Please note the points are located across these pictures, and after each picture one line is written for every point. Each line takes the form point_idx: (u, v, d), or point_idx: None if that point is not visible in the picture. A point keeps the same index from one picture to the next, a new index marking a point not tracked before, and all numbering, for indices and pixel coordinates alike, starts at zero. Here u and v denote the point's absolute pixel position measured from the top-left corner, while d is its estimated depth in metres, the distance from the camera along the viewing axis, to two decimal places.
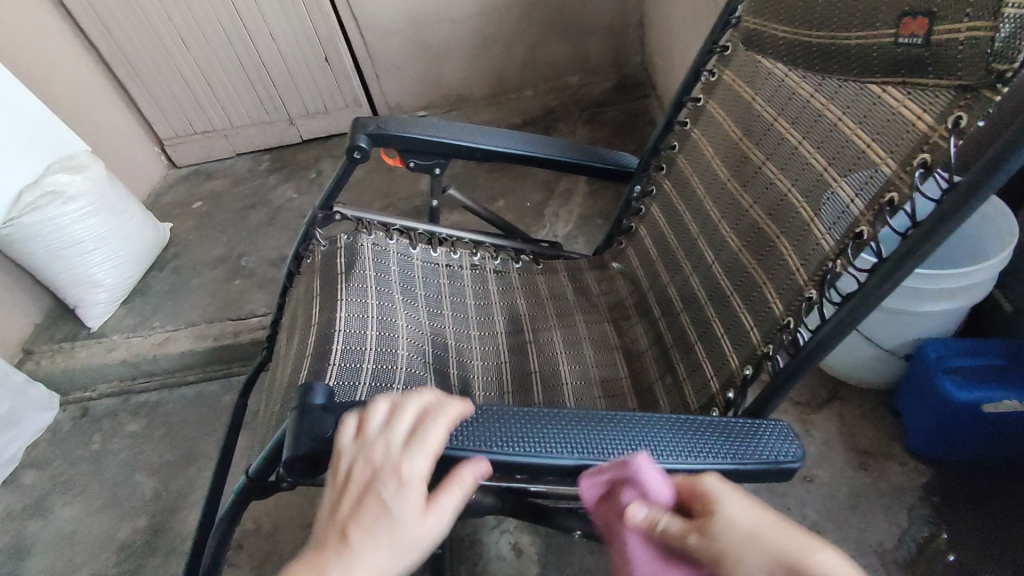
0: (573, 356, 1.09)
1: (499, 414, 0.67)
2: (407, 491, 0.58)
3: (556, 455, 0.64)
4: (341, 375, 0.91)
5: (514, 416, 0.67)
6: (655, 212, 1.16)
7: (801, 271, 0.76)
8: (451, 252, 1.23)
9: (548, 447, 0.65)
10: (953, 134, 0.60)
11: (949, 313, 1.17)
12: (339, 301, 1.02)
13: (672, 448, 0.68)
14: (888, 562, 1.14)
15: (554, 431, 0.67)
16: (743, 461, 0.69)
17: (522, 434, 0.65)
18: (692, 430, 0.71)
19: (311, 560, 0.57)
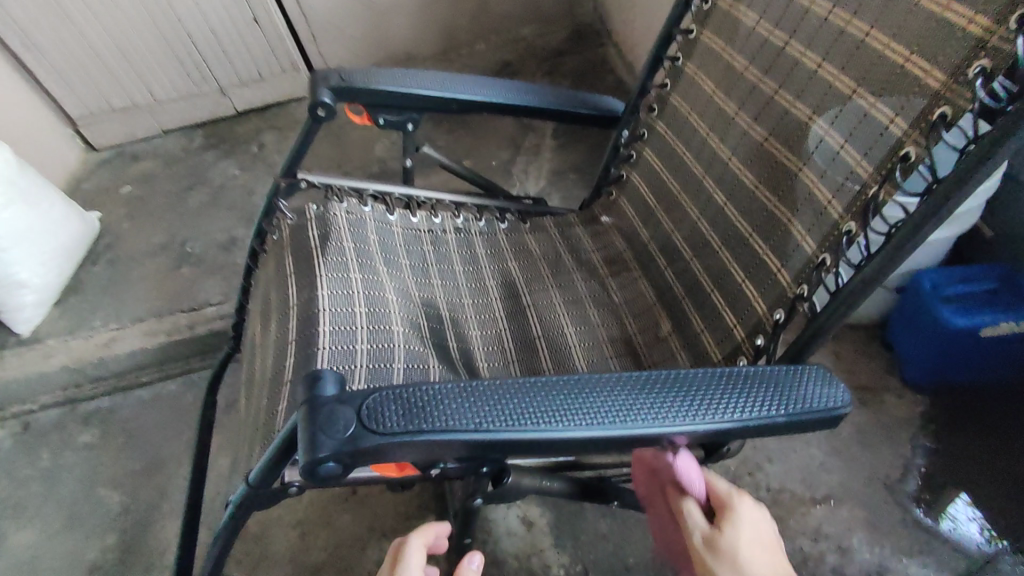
0: (578, 317, 1.03)
1: (535, 386, 0.60)
2: None
3: (602, 425, 0.58)
4: (335, 359, 0.82)
5: (550, 386, 0.60)
6: (648, 156, 1.08)
7: (834, 202, 0.70)
8: (432, 215, 1.13)
9: (593, 418, 0.58)
10: (1019, 33, 0.54)
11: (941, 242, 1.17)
12: (319, 279, 0.92)
13: (716, 406, 0.63)
14: (897, 492, 1.16)
15: (595, 399, 0.60)
16: (790, 410, 0.65)
17: (564, 406, 0.58)
18: (732, 383, 0.67)
19: None
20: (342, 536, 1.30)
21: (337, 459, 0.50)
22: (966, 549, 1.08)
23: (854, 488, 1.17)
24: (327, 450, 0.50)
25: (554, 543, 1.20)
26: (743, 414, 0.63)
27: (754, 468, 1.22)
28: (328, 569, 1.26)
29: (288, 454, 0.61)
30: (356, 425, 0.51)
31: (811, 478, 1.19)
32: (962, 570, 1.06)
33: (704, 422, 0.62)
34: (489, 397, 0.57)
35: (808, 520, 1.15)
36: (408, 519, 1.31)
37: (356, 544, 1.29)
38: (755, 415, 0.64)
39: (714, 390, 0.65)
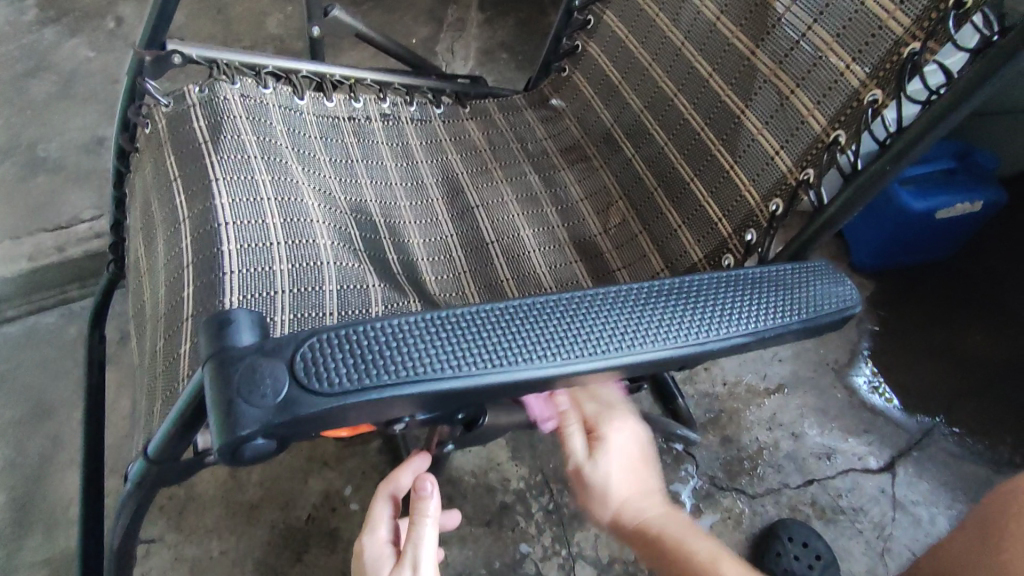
0: (535, 217, 0.89)
1: (525, 308, 0.45)
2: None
3: (614, 353, 0.45)
4: (248, 286, 0.66)
5: (544, 306, 0.46)
6: (611, 23, 0.92)
7: (854, 66, 0.61)
8: (352, 99, 0.92)
9: (601, 343, 0.45)
10: None
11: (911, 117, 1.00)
12: (215, 183, 0.72)
13: (735, 314, 0.52)
14: (845, 375, 1.18)
15: (601, 318, 0.46)
16: (811, 315, 0.55)
17: (562, 332, 0.45)
18: (750, 287, 0.55)
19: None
20: (278, 471, 1.18)
21: (267, 435, 0.36)
22: (905, 424, 1.13)
23: (805, 375, 1.18)
24: (249, 424, 0.36)
25: (512, 457, 1.14)
26: (767, 323, 0.53)
27: (710, 364, 1.19)
28: (266, 506, 1.15)
29: (203, 420, 0.47)
30: (290, 386, 0.37)
31: (766, 369, 1.19)
32: (903, 444, 1.11)
33: (727, 337, 0.50)
34: (465, 328, 0.42)
35: (763, 410, 1.15)
36: (351, 445, 1.21)
37: (295, 477, 1.18)
38: (775, 324, 0.53)
39: (732, 297, 0.53)
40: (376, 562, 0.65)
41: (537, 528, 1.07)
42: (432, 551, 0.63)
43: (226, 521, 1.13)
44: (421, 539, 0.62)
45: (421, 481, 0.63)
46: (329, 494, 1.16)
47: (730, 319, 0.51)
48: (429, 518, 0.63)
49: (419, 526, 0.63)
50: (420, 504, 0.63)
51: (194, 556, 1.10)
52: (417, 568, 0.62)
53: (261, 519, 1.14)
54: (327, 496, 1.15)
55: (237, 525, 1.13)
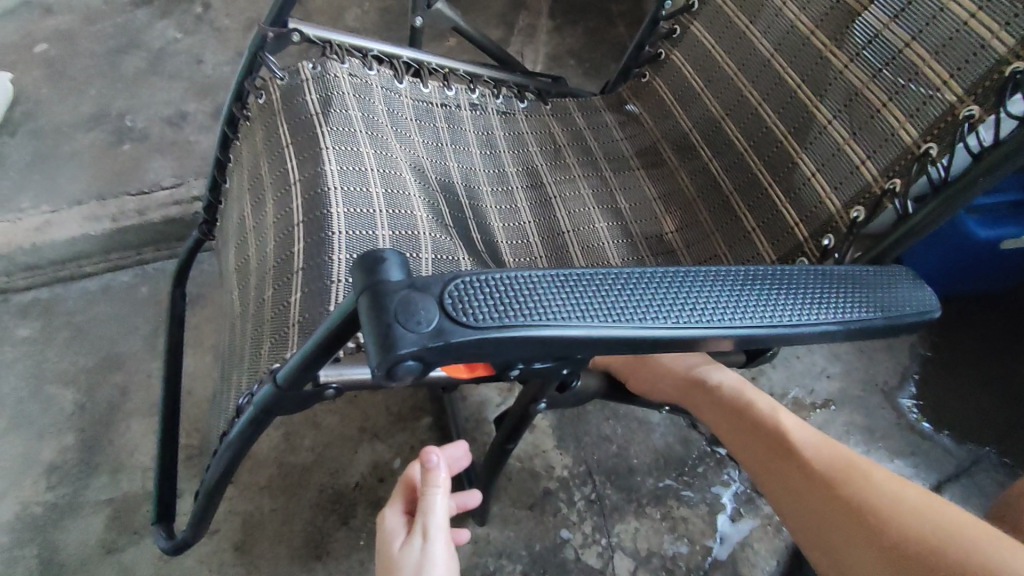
0: (609, 213, 0.93)
1: (639, 274, 0.49)
2: (407, 549, 0.72)
3: (719, 323, 0.49)
4: (355, 247, 0.71)
5: (655, 274, 0.49)
6: (697, 32, 0.96)
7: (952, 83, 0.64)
8: (445, 87, 0.97)
9: (707, 313, 0.49)
10: None
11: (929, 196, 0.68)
12: (326, 152, 0.78)
13: (823, 304, 0.55)
14: (894, 398, 1.19)
15: (706, 291, 0.50)
16: (894, 313, 0.58)
17: (672, 299, 0.48)
18: (839, 281, 0.58)
19: (429, 561, 0.71)
20: (330, 438, 1.23)
21: (419, 359, 0.40)
22: (953, 450, 1.13)
23: (854, 394, 1.19)
24: (407, 347, 0.40)
25: (557, 445, 1.17)
26: (853, 315, 0.56)
27: (758, 373, 1.21)
28: (317, 471, 1.19)
29: (331, 353, 0.51)
30: (442, 318, 0.41)
31: (814, 384, 1.20)
32: (950, 470, 1.11)
33: (818, 323, 0.53)
34: (588, 285, 0.46)
35: (809, 424, 1.16)
36: (401, 420, 1.24)
37: (347, 446, 1.22)
38: (860, 317, 0.56)
39: (822, 288, 0.56)
40: (392, 529, 0.76)
41: (578, 515, 1.10)
42: (442, 517, 0.74)
43: (278, 481, 1.18)
44: (432, 506, 0.74)
45: (431, 455, 0.77)
46: (378, 464, 1.20)
47: (820, 307, 0.55)
48: (439, 487, 0.75)
49: (432, 494, 0.75)
50: (432, 475, 0.76)
51: (248, 511, 1.15)
52: (430, 530, 0.73)
53: (312, 483, 1.18)
54: (376, 467, 1.19)
55: (289, 486, 1.18)
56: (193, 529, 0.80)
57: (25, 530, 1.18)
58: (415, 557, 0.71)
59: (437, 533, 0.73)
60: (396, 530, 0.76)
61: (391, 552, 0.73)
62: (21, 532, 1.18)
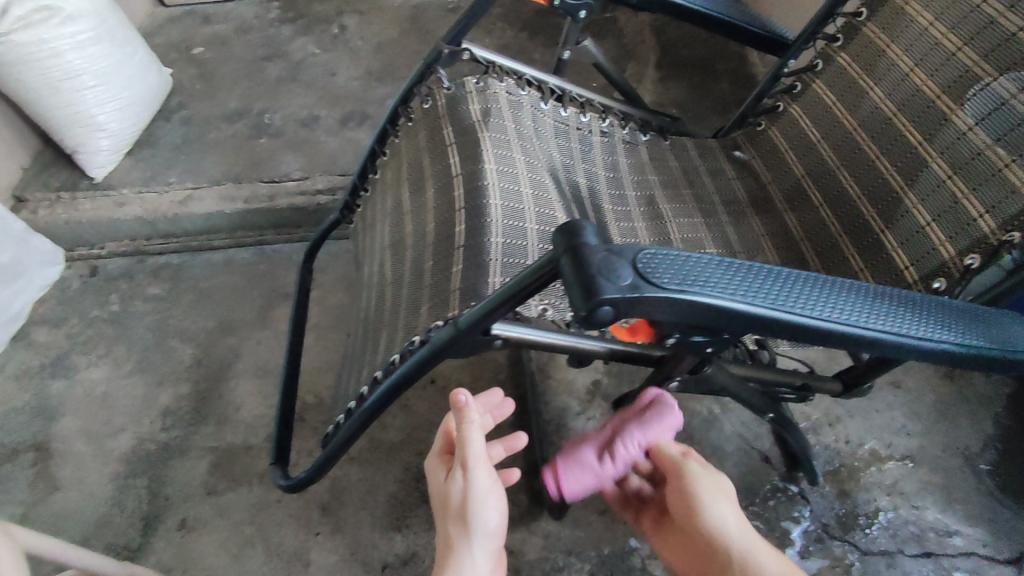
0: (720, 241, 1.01)
1: (788, 274, 0.57)
2: (453, 488, 0.78)
3: (856, 323, 0.56)
4: (508, 234, 0.80)
5: (801, 276, 0.58)
6: (818, 89, 1.04)
7: None
8: (580, 113, 1.08)
9: (846, 313, 0.56)
10: None
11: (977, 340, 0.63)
12: (485, 153, 0.89)
13: (944, 325, 0.61)
14: (975, 463, 1.19)
15: (844, 296, 0.58)
16: (1010, 346, 0.63)
17: (815, 298, 0.56)
18: (960, 310, 0.64)
19: (473, 493, 0.77)
20: (417, 421, 1.31)
21: (614, 307, 0.49)
22: None
23: (933, 453, 1.20)
24: (608, 295, 0.49)
25: None
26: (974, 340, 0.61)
27: (835, 420, 1.24)
28: (403, 450, 1.27)
29: (512, 307, 0.61)
30: (634, 276, 0.50)
31: (891, 438, 1.22)
32: None
33: (941, 339, 0.60)
34: (747, 274, 0.55)
35: (885, 476, 1.18)
36: None
37: (431, 431, 1.30)
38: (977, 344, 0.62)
39: (946, 313, 0.62)
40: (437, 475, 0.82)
41: None
42: (478, 451, 0.77)
43: (366, 454, 1.27)
44: (466, 445, 0.77)
45: (459, 396, 0.77)
46: None
47: (944, 328, 0.61)
48: (472, 425, 0.77)
49: (466, 433, 0.77)
50: (464, 414, 0.78)
51: (337, 476, 1.24)
52: (469, 466, 0.77)
53: (397, 460, 1.26)
54: None
55: (376, 460, 1.26)
56: (320, 467, 0.90)
57: (139, 462, 1.31)
58: (460, 490, 0.77)
59: (474, 469, 0.76)
60: (442, 474, 0.83)
61: (443, 483, 0.81)
62: (135, 464, 1.31)
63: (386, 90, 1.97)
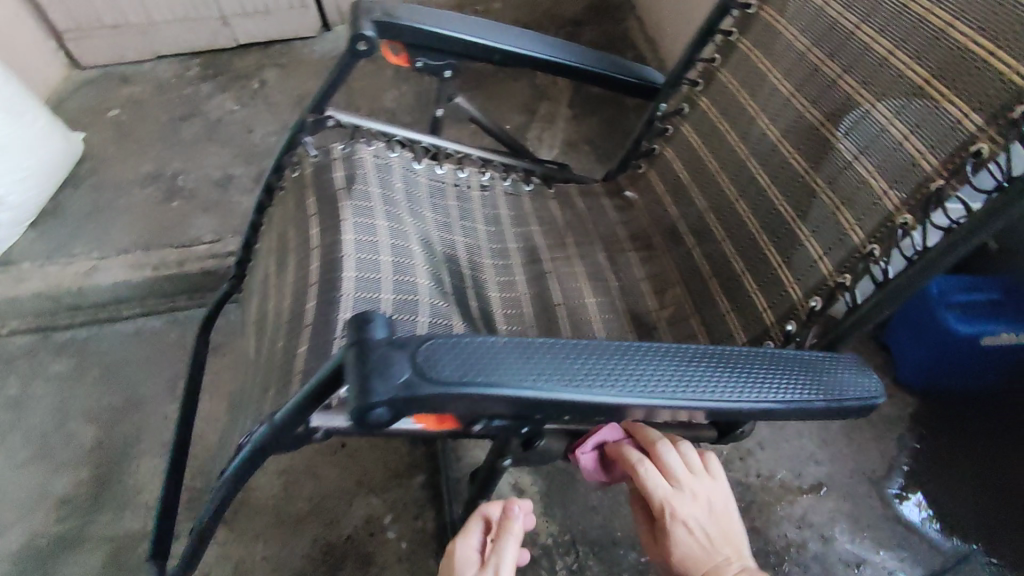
0: (599, 288, 1.01)
1: (609, 350, 0.56)
2: None
3: (678, 398, 0.55)
4: (359, 307, 0.79)
5: (622, 353, 0.56)
6: (686, 132, 1.05)
7: (859, 227, 0.73)
8: (458, 169, 1.09)
9: (667, 385, 0.55)
10: None
11: (467, 356, 0.50)
12: (346, 223, 0.88)
13: (763, 383, 0.60)
14: (880, 487, 1.20)
15: (670, 365, 0.57)
16: (847, 397, 0.63)
17: (630, 372, 0.55)
18: (802, 365, 0.64)
19: None
20: (328, 489, 1.26)
21: (386, 406, 0.47)
22: (939, 546, 1.13)
23: (840, 480, 1.21)
24: (378, 396, 0.47)
25: (544, 512, 1.20)
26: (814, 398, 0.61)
27: (745, 454, 1.24)
28: (311, 522, 1.22)
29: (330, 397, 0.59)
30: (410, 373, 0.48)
31: (800, 468, 1.22)
32: (934, 564, 1.11)
33: (776, 400, 0.59)
34: (563, 358, 0.53)
35: (794, 507, 1.18)
36: (396, 477, 1.27)
37: (342, 498, 1.25)
38: (794, 398, 0.60)
39: (786, 373, 0.62)
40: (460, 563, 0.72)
41: None
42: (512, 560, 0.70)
43: (272, 530, 1.21)
44: (506, 550, 0.70)
45: (513, 506, 0.73)
46: (370, 520, 1.23)
47: (781, 389, 0.60)
48: (512, 534, 0.71)
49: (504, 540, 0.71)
50: (508, 521, 0.72)
51: (240, 556, 1.19)
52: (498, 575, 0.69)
53: (304, 533, 1.21)
54: (368, 522, 1.22)
55: (282, 535, 1.21)
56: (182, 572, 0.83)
57: (31, 561, 1.25)
58: None
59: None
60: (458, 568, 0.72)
61: None
62: (30, 560, 1.24)
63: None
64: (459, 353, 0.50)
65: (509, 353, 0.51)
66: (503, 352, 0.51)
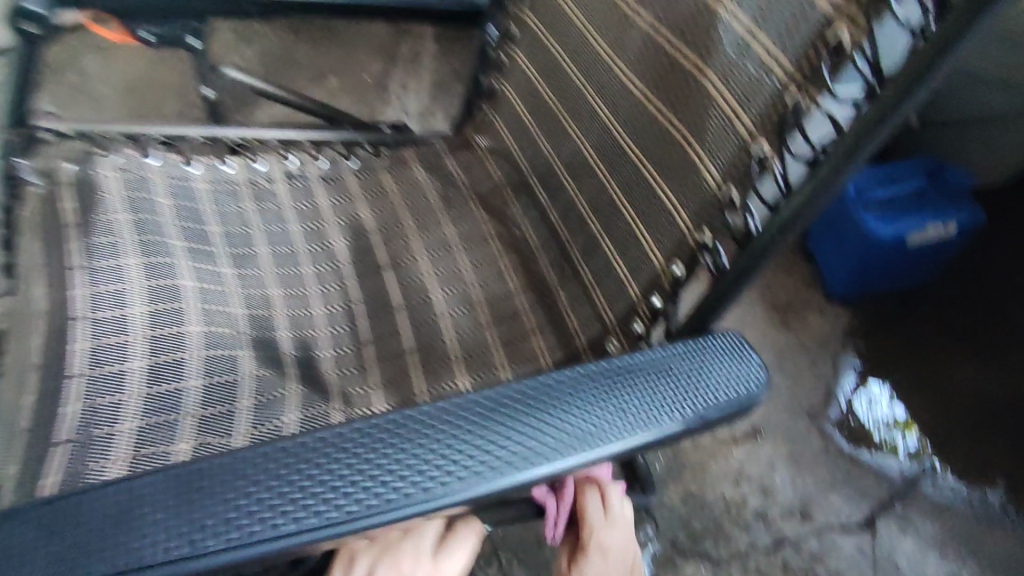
0: (448, 276, 0.83)
1: (330, 447, 0.41)
2: None
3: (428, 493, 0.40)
4: (97, 390, 0.60)
5: (349, 447, 0.41)
6: (521, 60, 0.84)
7: (711, 164, 0.55)
8: (252, 161, 0.86)
9: (415, 478, 0.41)
10: None
11: (94, 529, 0.36)
12: (77, 274, 0.66)
13: (579, 427, 0.44)
14: (820, 419, 1.07)
15: (432, 443, 0.42)
16: (714, 404, 0.47)
17: (369, 473, 0.40)
18: (633, 379, 0.48)
19: None
20: None
21: None
22: (887, 473, 1.02)
23: (777, 420, 1.07)
24: None
25: None
26: (651, 425, 0.45)
27: None
28: None
29: None
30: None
31: None
32: (884, 496, 1.00)
33: (587, 447, 0.43)
34: (254, 481, 0.39)
35: (731, 460, 1.04)
36: None
37: None
38: (631, 433, 0.44)
39: (608, 400, 0.46)
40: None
41: None
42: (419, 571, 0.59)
43: None
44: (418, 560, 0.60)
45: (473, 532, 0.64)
46: None
47: (599, 427, 0.44)
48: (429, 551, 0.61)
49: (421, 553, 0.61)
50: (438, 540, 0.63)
51: None
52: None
53: None
54: None
55: None
56: None
57: None
58: None
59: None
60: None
61: None
62: None
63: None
64: (87, 526, 0.37)
65: (164, 503, 0.38)
66: (154, 504, 0.38)
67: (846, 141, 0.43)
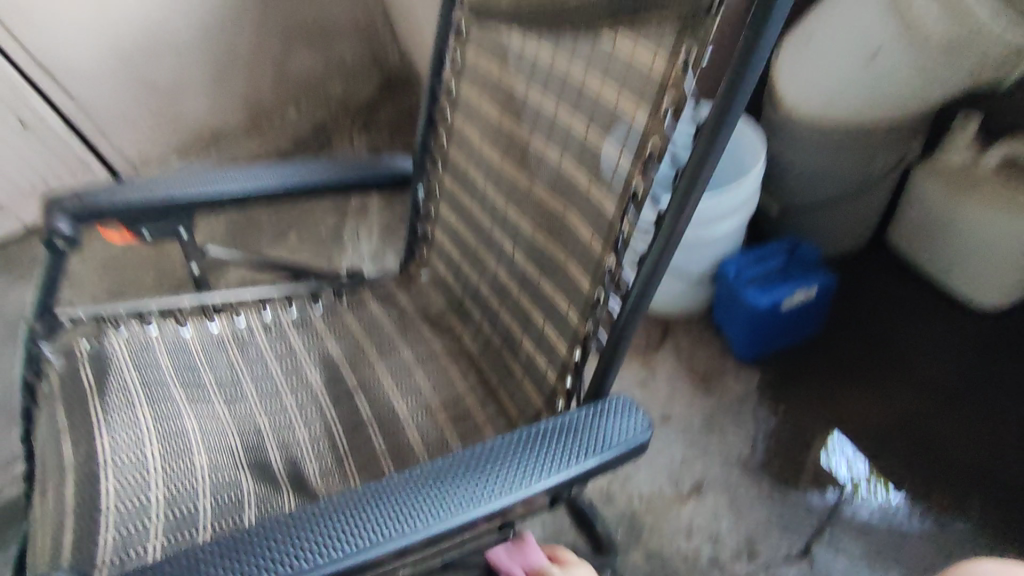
0: (406, 387, 0.98)
1: (326, 511, 0.55)
2: None
3: (406, 532, 0.54)
4: (123, 523, 0.75)
5: (339, 508, 0.55)
6: (444, 211, 1.07)
7: (583, 275, 0.76)
8: (234, 317, 1.04)
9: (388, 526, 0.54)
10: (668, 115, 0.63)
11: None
12: (100, 429, 0.83)
13: (508, 476, 0.59)
14: (750, 466, 1.23)
15: (399, 498, 0.56)
16: (609, 449, 0.63)
17: (353, 526, 0.54)
18: (548, 438, 0.63)
19: None
20: None
21: None
22: (813, 505, 1.17)
23: (714, 474, 1.22)
24: None
25: None
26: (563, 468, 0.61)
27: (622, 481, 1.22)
28: None
29: None
30: None
31: (676, 474, 1.22)
32: (813, 525, 1.14)
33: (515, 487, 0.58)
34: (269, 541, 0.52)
35: (681, 516, 1.16)
36: None
37: None
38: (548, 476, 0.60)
39: (530, 452, 0.62)
40: None
41: None
42: None
43: None
44: None
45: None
46: None
47: (525, 472, 0.60)
48: None
49: None
50: None
51: None
52: None
53: None
54: None
55: None
56: None
57: None
58: None
59: None
60: None
61: None
62: None
63: (92, 274, 1.71)
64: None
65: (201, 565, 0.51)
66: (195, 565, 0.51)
67: (655, 249, 0.64)
